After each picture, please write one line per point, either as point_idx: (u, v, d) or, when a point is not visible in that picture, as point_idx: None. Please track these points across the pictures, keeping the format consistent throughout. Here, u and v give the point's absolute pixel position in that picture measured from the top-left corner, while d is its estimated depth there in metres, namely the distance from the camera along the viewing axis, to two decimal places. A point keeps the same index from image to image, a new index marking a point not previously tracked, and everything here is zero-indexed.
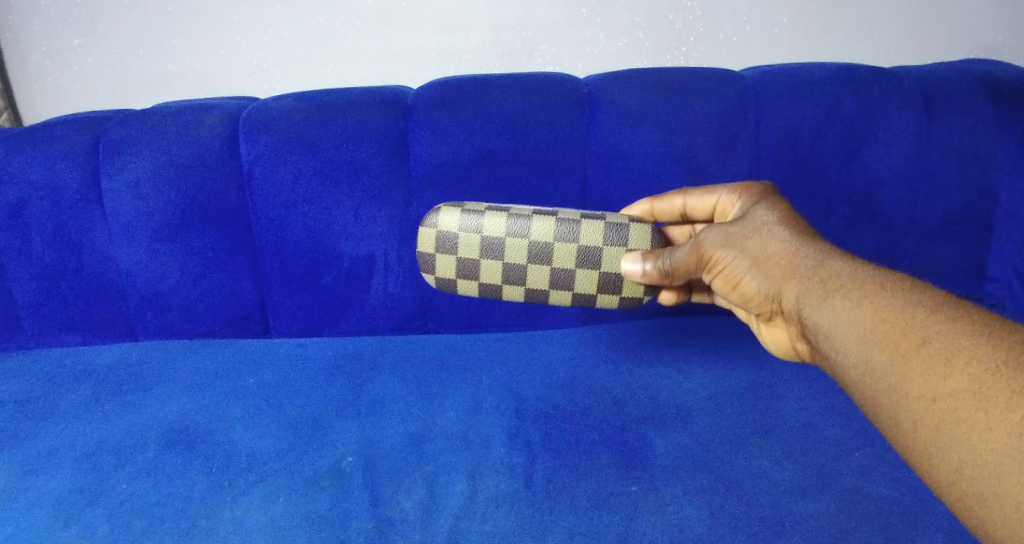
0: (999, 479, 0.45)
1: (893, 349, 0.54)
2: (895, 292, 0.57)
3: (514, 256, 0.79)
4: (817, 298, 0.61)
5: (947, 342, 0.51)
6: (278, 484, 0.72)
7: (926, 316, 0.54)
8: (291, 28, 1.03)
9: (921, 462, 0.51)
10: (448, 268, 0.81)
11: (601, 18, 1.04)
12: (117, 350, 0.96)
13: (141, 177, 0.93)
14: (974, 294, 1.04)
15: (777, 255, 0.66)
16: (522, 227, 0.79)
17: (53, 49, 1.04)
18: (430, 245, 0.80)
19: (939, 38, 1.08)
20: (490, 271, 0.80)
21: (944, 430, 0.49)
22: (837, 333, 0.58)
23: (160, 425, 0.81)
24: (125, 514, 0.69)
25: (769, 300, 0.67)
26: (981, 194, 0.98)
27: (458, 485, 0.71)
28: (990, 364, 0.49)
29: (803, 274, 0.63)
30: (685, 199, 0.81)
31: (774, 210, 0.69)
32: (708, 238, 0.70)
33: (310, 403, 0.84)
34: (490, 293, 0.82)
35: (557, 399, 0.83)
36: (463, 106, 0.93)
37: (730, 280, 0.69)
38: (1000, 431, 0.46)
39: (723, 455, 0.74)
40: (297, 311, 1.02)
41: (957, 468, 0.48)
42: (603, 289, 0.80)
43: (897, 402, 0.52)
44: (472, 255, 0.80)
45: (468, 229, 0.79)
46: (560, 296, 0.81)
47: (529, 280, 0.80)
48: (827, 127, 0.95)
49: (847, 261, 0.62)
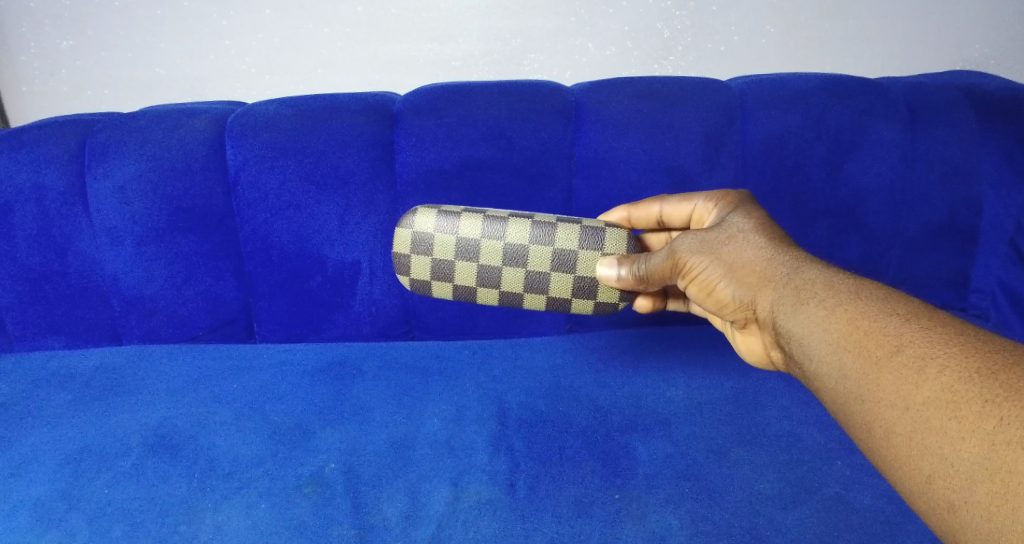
0: (971, 488, 0.45)
1: (865, 356, 0.54)
2: (869, 300, 0.57)
3: (490, 258, 0.79)
4: (791, 305, 0.61)
5: (921, 350, 0.51)
6: (260, 490, 0.71)
7: (900, 325, 0.54)
8: (281, 34, 1.03)
9: (892, 470, 0.50)
10: (424, 270, 0.81)
11: (590, 28, 1.05)
12: (99, 353, 0.95)
13: (127, 180, 0.92)
14: (958, 305, 1.04)
15: (751, 263, 0.66)
16: (498, 230, 0.79)
17: (42, 50, 1.04)
18: (406, 245, 0.80)
19: (924, 50, 1.09)
20: (466, 273, 0.80)
21: (917, 438, 0.48)
22: (810, 339, 0.59)
23: (142, 429, 0.80)
24: (105, 520, 0.68)
25: (743, 308, 0.68)
26: (966, 207, 0.99)
27: (440, 491, 0.71)
28: (964, 372, 0.48)
29: (777, 281, 0.64)
30: (661, 206, 0.82)
31: (751, 218, 0.70)
32: (683, 245, 0.70)
33: (295, 409, 0.83)
34: (465, 297, 0.82)
35: (541, 406, 0.83)
36: (451, 113, 0.93)
37: (706, 287, 0.70)
38: (973, 440, 0.45)
39: (707, 463, 0.74)
40: (282, 317, 1.01)
41: (929, 477, 0.47)
42: (578, 294, 0.80)
43: (870, 410, 0.52)
44: (448, 256, 0.79)
45: (444, 231, 0.79)
46: (535, 300, 0.81)
47: (504, 284, 0.80)
48: (813, 138, 0.96)
49: (822, 270, 0.62)
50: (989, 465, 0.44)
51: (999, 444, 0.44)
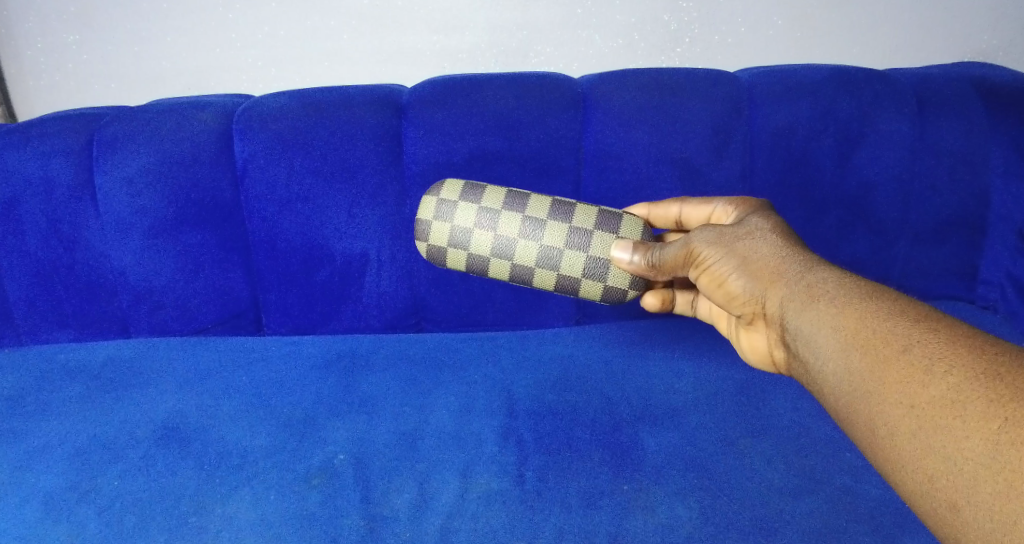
0: (972, 488, 0.45)
1: (872, 354, 0.54)
2: (880, 300, 0.58)
3: (507, 229, 0.80)
4: (801, 302, 0.62)
5: (928, 350, 0.51)
6: (270, 481, 0.72)
7: (909, 325, 0.54)
8: (287, 27, 1.03)
9: (894, 469, 0.51)
10: (441, 235, 0.82)
11: (597, 19, 1.04)
12: (108, 346, 0.95)
13: (135, 173, 0.92)
14: (966, 297, 1.04)
15: (764, 258, 0.66)
16: (519, 203, 0.81)
17: (49, 44, 1.04)
18: (429, 211, 0.82)
19: (933, 41, 1.09)
20: (481, 242, 0.80)
21: (920, 437, 0.49)
22: (817, 336, 0.59)
23: (152, 421, 0.80)
24: (116, 511, 0.69)
25: (752, 302, 0.68)
26: (975, 197, 0.99)
27: (450, 483, 0.71)
28: (970, 373, 0.48)
29: (788, 277, 0.64)
30: (681, 207, 0.83)
31: (770, 219, 0.70)
32: (699, 236, 0.70)
33: (304, 400, 0.83)
34: (477, 269, 0.82)
35: (550, 397, 0.83)
36: (457, 105, 0.93)
37: (716, 278, 0.70)
38: (976, 439, 0.46)
39: (715, 455, 0.74)
40: (290, 309, 1.02)
41: (931, 477, 0.48)
42: (588, 273, 0.80)
43: (874, 408, 0.52)
44: (466, 223, 0.81)
45: (468, 199, 0.81)
46: (544, 276, 0.81)
47: (517, 255, 0.80)
48: (822, 128, 0.95)
49: (833, 270, 0.63)
50: (992, 465, 0.44)
51: (1002, 443, 0.44)
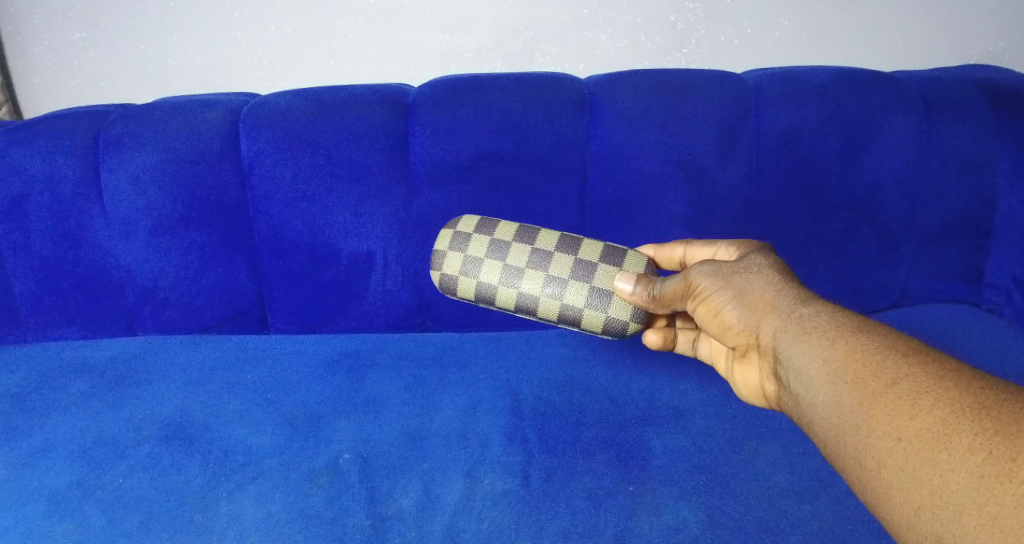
0: (959, 520, 0.45)
1: (862, 388, 0.54)
2: (870, 334, 0.58)
3: (516, 258, 0.81)
4: (794, 334, 0.61)
5: (915, 384, 0.52)
6: (275, 480, 0.72)
7: (897, 359, 0.54)
8: (292, 25, 1.03)
9: (882, 504, 0.50)
10: (454, 263, 0.82)
11: (603, 19, 1.04)
12: (115, 344, 0.96)
13: (141, 170, 0.93)
14: (971, 300, 1.04)
15: (760, 292, 0.66)
16: (528, 236, 0.82)
17: (53, 41, 1.04)
18: (444, 242, 0.84)
19: (939, 44, 1.08)
20: (490, 270, 0.81)
21: (907, 470, 0.49)
22: (809, 370, 0.58)
23: (157, 419, 0.81)
24: (121, 509, 0.69)
25: (746, 334, 0.67)
26: (980, 201, 0.98)
27: (456, 483, 0.71)
28: (956, 407, 0.49)
29: (782, 310, 0.64)
30: (685, 248, 0.84)
31: (769, 257, 0.70)
32: (699, 270, 0.70)
33: (308, 400, 0.84)
34: (485, 298, 0.82)
35: (555, 398, 0.83)
36: (463, 106, 0.93)
37: (712, 309, 0.69)
38: (962, 471, 0.46)
39: (721, 457, 0.74)
40: (296, 308, 1.02)
41: (917, 509, 0.48)
42: (591, 304, 0.79)
43: (863, 441, 0.52)
44: (477, 252, 0.82)
45: (481, 231, 0.83)
46: (548, 306, 0.80)
47: (524, 283, 0.80)
48: (828, 131, 0.95)
49: (825, 305, 0.63)
50: (977, 498, 0.45)
51: (987, 476, 0.45)
